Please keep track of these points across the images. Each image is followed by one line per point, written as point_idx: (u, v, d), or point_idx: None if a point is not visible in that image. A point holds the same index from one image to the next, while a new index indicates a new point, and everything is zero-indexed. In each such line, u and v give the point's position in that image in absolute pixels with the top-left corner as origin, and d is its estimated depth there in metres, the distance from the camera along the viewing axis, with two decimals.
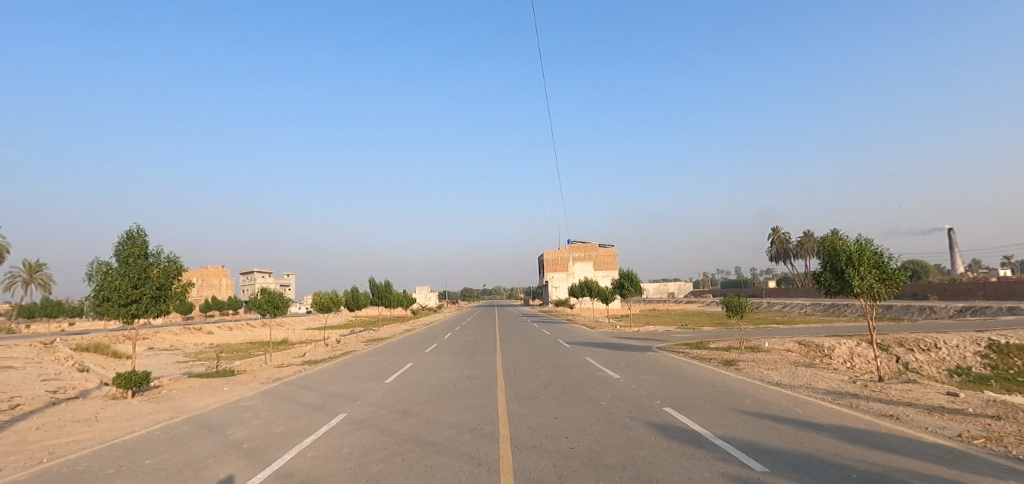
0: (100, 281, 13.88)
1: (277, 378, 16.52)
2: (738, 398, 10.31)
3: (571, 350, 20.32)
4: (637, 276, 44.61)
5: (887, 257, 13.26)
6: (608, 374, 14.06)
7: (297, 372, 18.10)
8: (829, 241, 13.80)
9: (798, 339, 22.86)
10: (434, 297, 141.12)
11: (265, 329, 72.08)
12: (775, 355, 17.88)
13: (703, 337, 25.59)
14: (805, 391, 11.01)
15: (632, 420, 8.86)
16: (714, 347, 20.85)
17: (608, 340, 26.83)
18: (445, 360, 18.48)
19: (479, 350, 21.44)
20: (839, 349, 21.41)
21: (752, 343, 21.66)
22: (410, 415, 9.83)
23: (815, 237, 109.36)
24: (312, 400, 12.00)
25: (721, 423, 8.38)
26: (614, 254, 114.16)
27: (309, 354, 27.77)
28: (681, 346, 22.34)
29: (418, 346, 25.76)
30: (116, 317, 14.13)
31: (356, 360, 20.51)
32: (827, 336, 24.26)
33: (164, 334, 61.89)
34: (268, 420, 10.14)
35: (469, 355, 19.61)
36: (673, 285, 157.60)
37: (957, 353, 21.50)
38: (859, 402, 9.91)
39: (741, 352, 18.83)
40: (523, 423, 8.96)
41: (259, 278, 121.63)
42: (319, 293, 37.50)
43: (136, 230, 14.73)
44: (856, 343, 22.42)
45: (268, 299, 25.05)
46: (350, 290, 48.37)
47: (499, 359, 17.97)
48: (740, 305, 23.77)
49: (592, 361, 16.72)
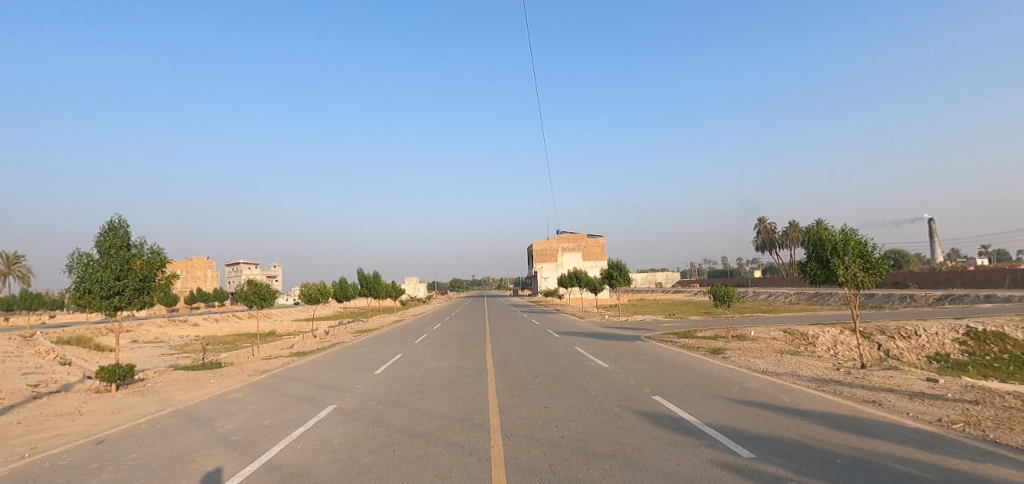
0: (81, 273, 13.62)
1: (265, 370, 16.38)
2: (726, 386, 10.44)
3: (561, 339, 20.42)
4: (626, 266, 44.79)
5: (871, 247, 13.45)
6: (597, 363, 14.17)
7: (285, 363, 17.96)
8: (815, 231, 13.96)
9: (784, 328, 23.20)
10: (423, 288, 140.60)
11: (253, 321, 71.34)
12: (760, 344, 18.15)
13: (690, 326, 25.83)
14: (791, 378, 11.18)
15: (621, 409, 8.95)
16: (701, 336, 21.07)
17: (597, 330, 26.95)
18: (435, 351, 18.43)
19: (469, 340, 21.46)
20: (823, 337, 21.77)
21: (739, 331, 21.95)
22: (401, 406, 9.82)
23: (801, 227, 110.78)
24: (300, 392, 11.92)
25: (709, 411, 8.49)
26: (603, 244, 114.47)
27: (297, 346, 27.59)
28: (668, 335, 22.54)
29: (408, 337, 25.67)
30: (98, 310, 13.89)
31: (344, 352, 20.36)
32: (812, 324, 24.65)
33: (147, 327, 60.91)
34: (256, 413, 10.05)
35: (459, 345, 19.60)
36: (661, 275, 158.86)
37: (936, 340, 22.01)
38: (843, 389, 10.10)
39: (728, 341, 19.07)
40: (514, 413, 9.00)
41: (246, 269, 120.11)
42: (307, 284, 37.09)
43: (118, 220, 14.43)
44: (839, 331, 22.82)
45: (255, 291, 24.71)
46: (337, 281, 47.94)
47: (488, 349, 17.96)
48: (727, 294, 23.99)
49: (581, 351, 16.81)
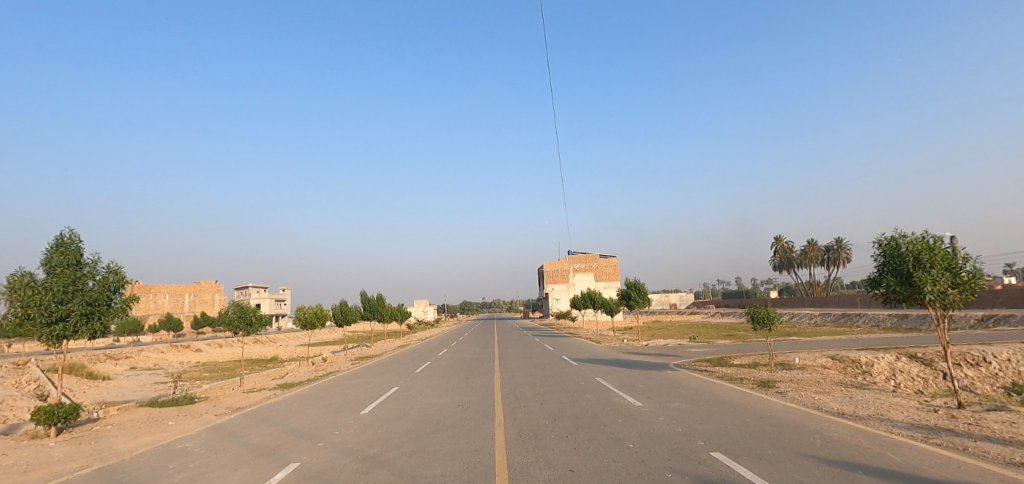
0: (20, 296, 11.57)
1: (238, 407, 14.13)
2: (804, 439, 8.03)
3: (579, 369, 18.05)
4: (645, 286, 42.12)
5: (961, 258, 11.06)
6: (629, 400, 11.84)
7: (265, 399, 15.68)
8: (889, 240, 11.56)
9: (831, 354, 20.60)
10: (431, 311, 138.20)
11: (256, 346, 69.20)
12: (813, 374, 15.65)
13: (724, 352, 23.20)
14: (884, 426, 8.72)
15: (674, 473, 6.59)
16: (739, 364, 18.60)
17: (617, 356, 24.49)
18: (437, 383, 16.14)
19: (476, 370, 19.18)
20: (878, 364, 19.21)
21: (782, 358, 19.42)
22: (382, 466, 7.54)
23: (820, 245, 107.65)
24: (265, 441, 9.63)
25: (799, 479, 6.16)
26: (615, 264, 110.73)
27: (291, 375, 25.37)
28: (700, 362, 20.04)
29: (409, 365, 23.37)
30: (39, 338, 11.80)
31: (335, 384, 18.03)
32: (860, 349, 22.04)
33: (148, 353, 59.04)
34: (197, 473, 7.80)
35: (464, 377, 17.25)
36: (676, 295, 155.22)
37: (1010, 367, 19.31)
38: (964, 442, 7.69)
39: (773, 370, 16.59)
40: (528, 478, 6.67)
41: (254, 293, 118.61)
42: (303, 308, 34.98)
43: (69, 233, 12.56)
44: (895, 358, 20.19)
45: (240, 315, 22.39)
46: (338, 305, 45.67)
47: (497, 381, 15.64)
48: (768, 316, 21.21)
49: (605, 383, 14.43)
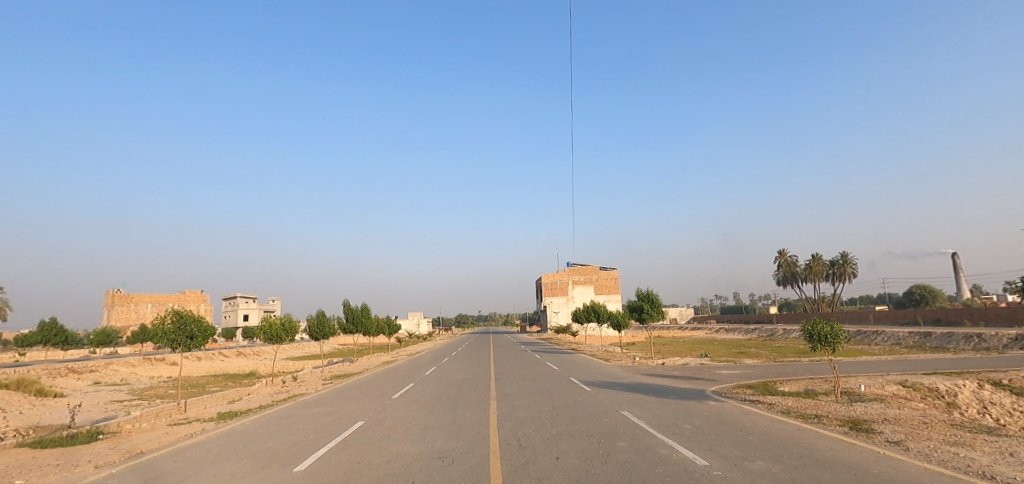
0: None
1: (138, 453, 10.27)
2: None
3: (597, 398, 14.30)
4: (659, 299, 38.47)
5: None
6: (687, 454, 8.10)
7: (185, 438, 11.82)
8: None
9: (900, 379, 16.97)
10: (426, 324, 133.48)
11: (237, 360, 64.90)
12: (906, 411, 12.04)
13: (764, 376, 19.52)
14: None
15: None
16: (793, 394, 14.97)
17: (635, 378, 20.80)
18: (414, 418, 12.35)
19: (467, 397, 15.45)
20: (962, 394, 15.64)
21: (846, 386, 15.78)
22: None
23: (825, 259, 104.72)
24: None
25: None
26: (615, 277, 107.02)
27: (249, 397, 21.45)
28: (743, 389, 16.34)
29: (386, 388, 19.49)
30: None
31: (286, 415, 14.17)
32: (929, 373, 18.44)
33: (117, 365, 54.74)
34: None
35: (451, 409, 13.42)
36: (676, 310, 151.68)
37: None
38: None
39: (848, 404, 12.92)
40: None
41: (243, 303, 113.97)
42: (269, 319, 31.04)
43: None
44: (979, 385, 16.58)
45: (180, 327, 18.65)
46: (316, 316, 41.69)
47: (494, 418, 11.80)
48: (829, 333, 17.53)
49: (639, 422, 10.76)
